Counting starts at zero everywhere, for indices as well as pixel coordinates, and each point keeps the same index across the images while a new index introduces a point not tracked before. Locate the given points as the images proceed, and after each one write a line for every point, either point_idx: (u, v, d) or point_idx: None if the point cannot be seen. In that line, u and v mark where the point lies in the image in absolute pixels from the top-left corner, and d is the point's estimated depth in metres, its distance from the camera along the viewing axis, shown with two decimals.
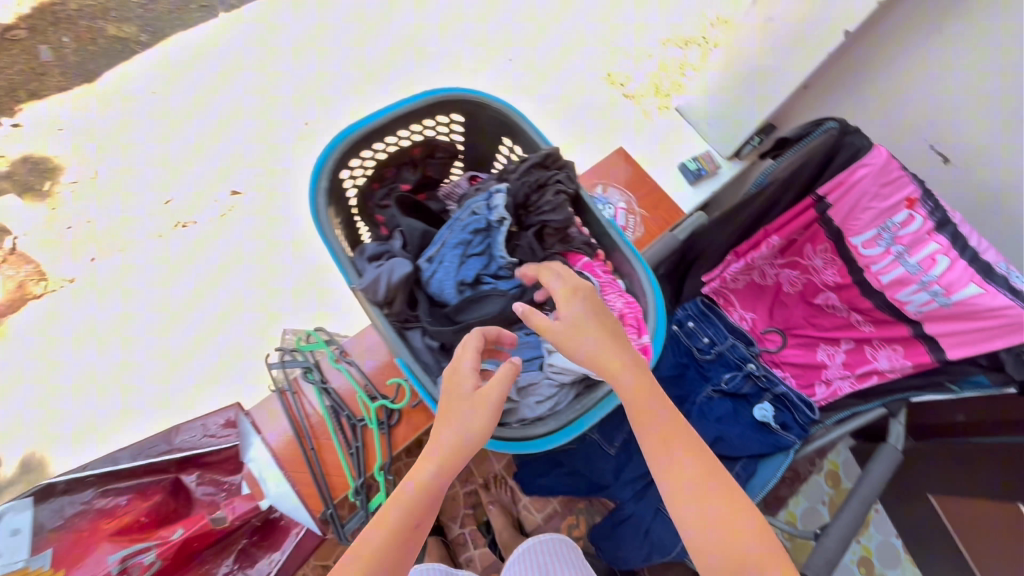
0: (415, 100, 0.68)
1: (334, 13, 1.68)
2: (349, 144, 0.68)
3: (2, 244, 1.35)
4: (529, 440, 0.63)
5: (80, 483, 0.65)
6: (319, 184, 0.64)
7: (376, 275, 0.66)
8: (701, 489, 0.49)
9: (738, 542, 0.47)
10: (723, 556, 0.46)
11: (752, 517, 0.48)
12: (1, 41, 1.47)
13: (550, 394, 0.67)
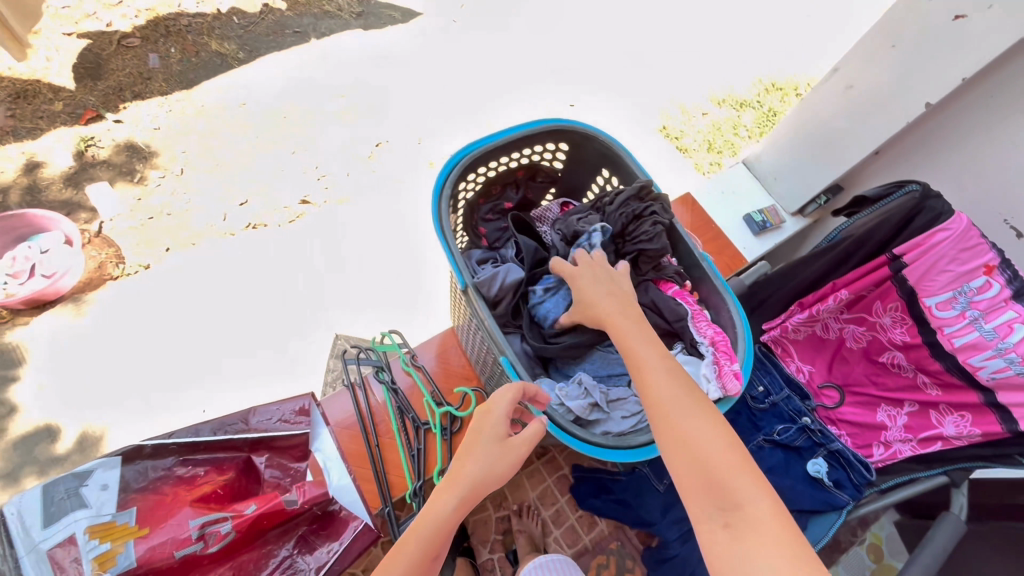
0: (535, 126, 0.77)
1: (415, 48, 1.82)
2: (471, 160, 0.75)
3: (91, 226, 1.45)
4: (629, 449, 0.66)
5: (164, 449, 0.68)
6: (444, 189, 0.72)
7: (493, 275, 0.77)
8: (688, 426, 0.52)
9: (721, 475, 0.48)
10: (708, 489, 0.48)
11: (737, 455, 0.50)
12: (119, 49, 1.68)
13: (635, 411, 0.72)
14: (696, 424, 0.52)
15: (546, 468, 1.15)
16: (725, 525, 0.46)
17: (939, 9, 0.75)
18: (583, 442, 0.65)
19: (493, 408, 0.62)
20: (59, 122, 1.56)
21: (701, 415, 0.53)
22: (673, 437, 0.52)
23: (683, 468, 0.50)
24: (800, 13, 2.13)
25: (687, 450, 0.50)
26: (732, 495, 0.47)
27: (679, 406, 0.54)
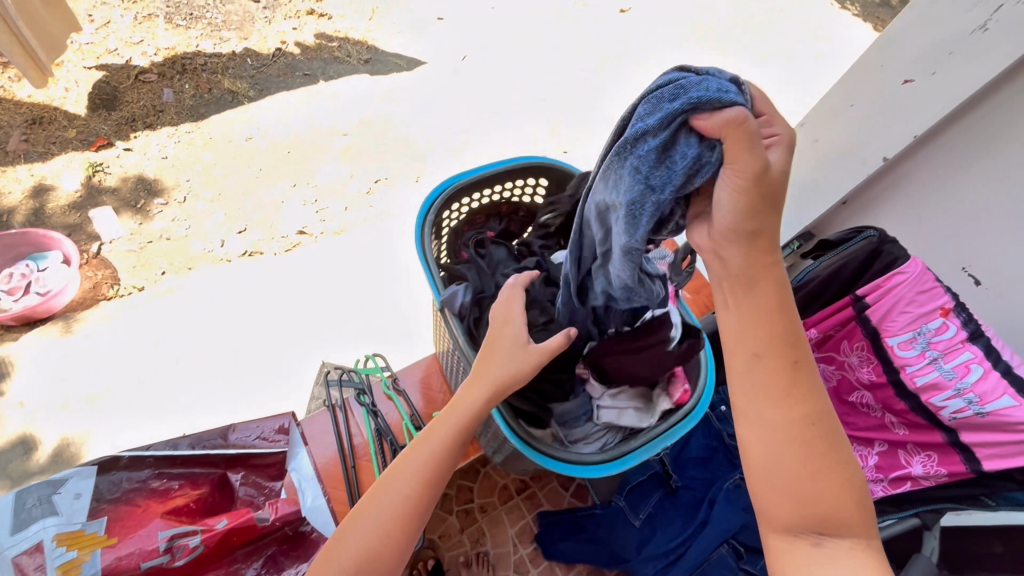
0: (513, 163, 0.84)
1: (418, 93, 1.92)
2: (453, 191, 0.82)
3: (90, 248, 1.50)
4: (588, 466, 0.67)
5: (141, 461, 0.69)
6: (427, 217, 0.79)
7: (456, 291, 0.77)
8: (810, 458, 0.48)
9: (837, 510, 0.47)
10: (814, 521, 0.47)
11: (853, 486, 0.48)
12: (134, 83, 1.77)
13: (598, 436, 0.76)
14: (820, 457, 0.48)
15: (525, 504, 1.14)
16: (818, 545, 0.47)
17: (890, 74, 0.84)
18: (549, 459, 0.67)
19: (511, 318, 0.68)
20: (71, 148, 1.63)
21: (826, 443, 0.48)
22: (791, 468, 0.48)
23: (783, 497, 0.48)
24: (785, 79, 2.27)
25: (800, 478, 0.47)
26: (842, 529, 0.47)
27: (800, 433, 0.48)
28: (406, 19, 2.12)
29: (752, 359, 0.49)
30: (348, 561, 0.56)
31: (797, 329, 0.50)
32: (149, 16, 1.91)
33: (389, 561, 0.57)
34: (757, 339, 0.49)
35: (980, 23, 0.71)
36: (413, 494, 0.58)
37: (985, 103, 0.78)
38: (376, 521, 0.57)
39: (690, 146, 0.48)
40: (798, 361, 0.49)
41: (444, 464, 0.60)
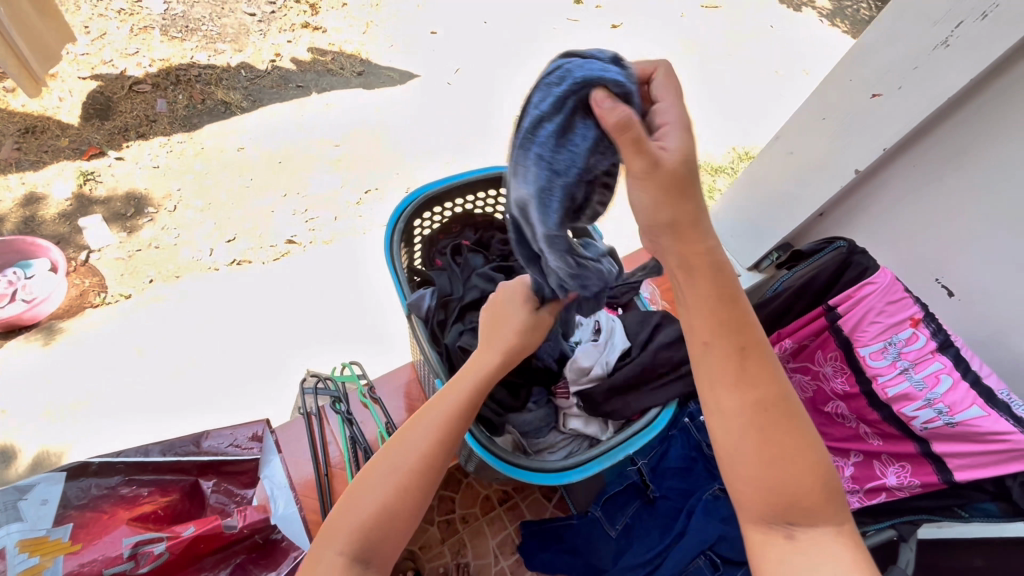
0: (481, 173, 0.88)
1: (411, 104, 1.95)
2: (423, 199, 0.85)
3: (79, 256, 1.50)
4: (570, 471, 0.75)
5: (110, 468, 0.69)
6: (396, 224, 0.83)
7: (421, 295, 0.82)
8: (772, 444, 0.50)
9: (806, 494, 0.49)
10: (785, 507, 0.49)
11: (820, 469, 0.50)
12: (128, 93, 1.79)
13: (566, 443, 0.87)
14: (782, 441, 0.50)
15: (507, 515, 1.14)
16: (790, 537, 0.48)
17: (858, 89, 0.88)
18: (531, 471, 0.74)
19: (503, 319, 0.68)
20: (62, 157, 1.64)
21: (787, 428, 0.51)
22: (754, 455, 0.50)
23: (752, 482, 0.50)
24: (774, 94, 2.29)
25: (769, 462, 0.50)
26: (813, 516, 0.49)
27: (761, 419, 0.50)
28: (399, 33, 2.15)
29: (703, 349, 0.52)
30: (359, 523, 0.52)
31: (745, 317, 0.52)
32: (144, 28, 1.94)
33: (401, 524, 0.53)
34: (707, 329, 0.52)
35: (942, 40, 0.75)
36: (429, 452, 0.56)
37: (951, 117, 0.80)
38: (390, 480, 0.54)
39: (588, 128, 0.54)
40: (748, 348, 0.52)
41: (458, 426, 0.59)
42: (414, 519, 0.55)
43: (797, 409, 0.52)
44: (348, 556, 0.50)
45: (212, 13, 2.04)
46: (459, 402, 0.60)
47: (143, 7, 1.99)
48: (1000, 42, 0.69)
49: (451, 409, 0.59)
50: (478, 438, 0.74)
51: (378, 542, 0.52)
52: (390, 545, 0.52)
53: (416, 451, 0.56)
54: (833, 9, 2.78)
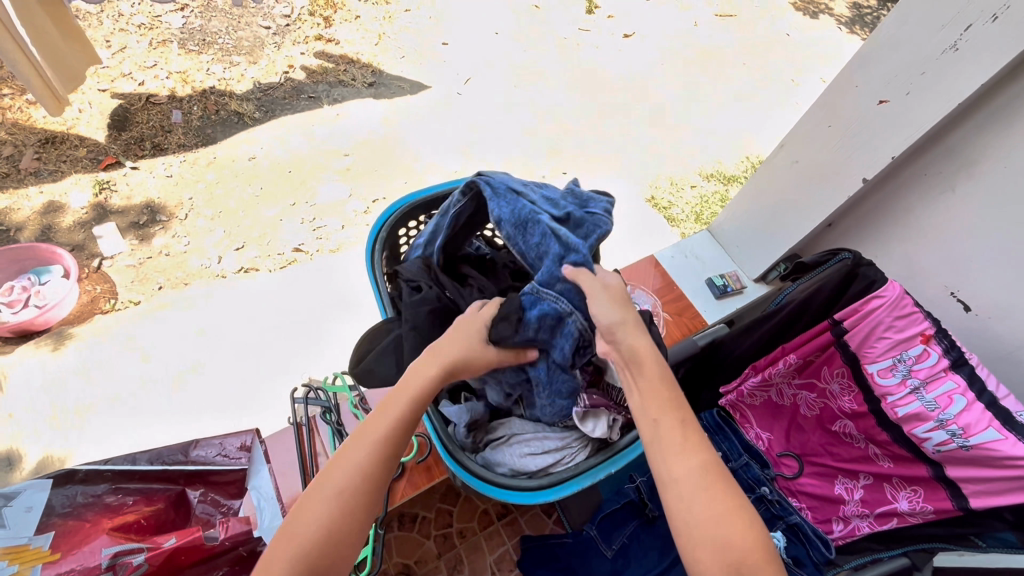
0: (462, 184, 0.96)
1: (420, 115, 1.96)
2: (405, 211, 0.93)
3: (91, 263, 1.53)
4: (548, 488, 0.72)
5: (98, 476, 0.70)
6: (381, 232, 0.89)
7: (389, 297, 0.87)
8: (717, 501, 0.51)
9: (747, 550, 0.49)
10: (728, 560, 0.48)
11: (759, 529, 0.50)
12: (145, 106, 1.84)
13: (540, 444, 0.79)
14: (726, 500, 0.51)
15: (506, 530, 1.11)
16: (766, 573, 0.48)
17: (864, 97, 0.86)
18: (508, 489, 0.71)
19: None
20: (80, 167, 1.68)
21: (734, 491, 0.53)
22: (702, 513, 0.51)
23: (704, 541, 0.50)
24: (789, 102, 2.26)
25: (716, 520, 0.50)
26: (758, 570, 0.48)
27: (706, 483, 0.52)
28: (411, 44, 2.17)
29: (653, 426, 0.58)
30: (297, 552, 0.51)
31: (684, 401, 0.60)
32: (163, 42, 2.00)
33: (344, 548, 0.53)
34: (655, 407, 0.59)
35: (951, 43, 0.72)
36: (367, 470, 0.55)
37: (962, 126, 0.79)
38: (332, 502, 0.53)
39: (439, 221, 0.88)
40: (690, 422, 0.58)
41: (393, 445, 0.58)
42: (357, 540, 0.54)
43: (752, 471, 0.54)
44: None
45: (228, 26, 2.09)
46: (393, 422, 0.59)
47: (163, 21, 2.05)
48: (1009, 47, 0.67)
49: (387, 431, 0.58)
50: (442, 439, 0.75)
51: (324, 571, 0.51)
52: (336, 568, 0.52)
53: (356, 470, 0.55)
54: (852, 16, 2.74)
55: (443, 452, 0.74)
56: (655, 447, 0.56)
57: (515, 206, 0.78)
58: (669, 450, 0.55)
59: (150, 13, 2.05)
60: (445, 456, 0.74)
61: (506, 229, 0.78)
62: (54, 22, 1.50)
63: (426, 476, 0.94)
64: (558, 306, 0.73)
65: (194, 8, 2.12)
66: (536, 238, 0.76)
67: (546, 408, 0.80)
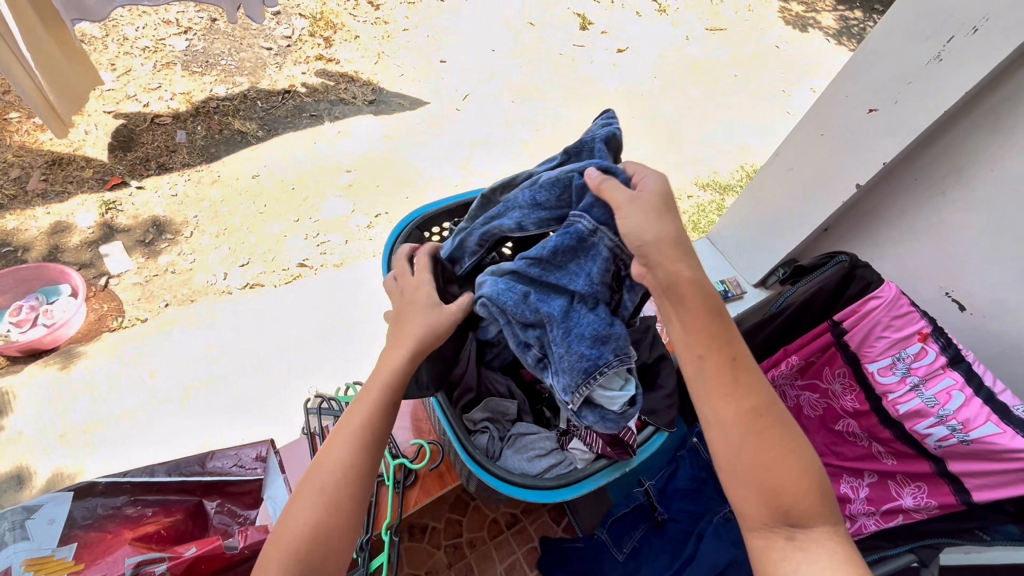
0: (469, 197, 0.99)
1: (421, 130, 2.00)
2: (416, 225, 0.95)
3: (98, 282, 1.55)
4: (567, 487, 0.73)
5: (117, 488, 0.71)
6: (395, 246, 0.91)
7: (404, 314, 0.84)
8: (769, 447, 0.54)
9: (793, 492, 0.52)
10: (774, 503, 0.52)
11: (808, 470, 0.53)
12: (150, 126, 1.87)
13: (551, 449, 0.82)
14: (773, 447, 0.54)
15: (515, 539, 1.12)
16: (790, 538, 0.51)
17: (853, 107, 0.89)
18: (527, 488, 0.72)
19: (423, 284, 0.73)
20: (86, 188, 1.70)
21: (781, 435, 0.55)
22: (750, 457, 0.54)
23: (751, 482, 0.53)
24: (781, 112, 2.31)
25: (765, 463, 0.53)
26: (804, 516, 0.51)
27: (753, 427, 0.54)
28: (410, 63, 2.22)
29: (698, 362, 0.57)
30: (290, 547, 0.55)
31: (733, 335, 0.59)
32: (167, 64, 2.03)
33: (335, 542, 0.56)
34: (702, 343, 0.58)
35: (933, 54, 0.76)
36: (348, 465, 0.59)
37: (950, 133, 0.83)
38: (320, 499, 0.57)
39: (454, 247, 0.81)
40: (739, 361, 0.57)
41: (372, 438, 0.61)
42: (352, 530, 0.58)
43: (791, 425, 0.56)
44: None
45: (231, 48, 2.14)
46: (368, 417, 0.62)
47: (167, 44, 2.09)
48: (991, 55, 0.71)
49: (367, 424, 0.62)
50: (461, 439, 0.76)
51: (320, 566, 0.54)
52: (336, 557, 0.56)
53: (337, 465, 0.59)
54: (839, 28, 2.82)
55: (463, 454, 0.74)
56: (703, 387, 0.57)
57: (517, 202, 0.73)
58: (717, 393, 0.56)
59: (154, 36, 2.09)
60: (467, 458, 0.74)
61: (537, 219, 0.72)
62: (58, 45, 1.53)
63: (438, 484, 0.95)
64: (580, 227, 0.67)
65: (197, 30, 2.16)
66: (552, 192, 0.70)
67: (563, 357, 0.66)
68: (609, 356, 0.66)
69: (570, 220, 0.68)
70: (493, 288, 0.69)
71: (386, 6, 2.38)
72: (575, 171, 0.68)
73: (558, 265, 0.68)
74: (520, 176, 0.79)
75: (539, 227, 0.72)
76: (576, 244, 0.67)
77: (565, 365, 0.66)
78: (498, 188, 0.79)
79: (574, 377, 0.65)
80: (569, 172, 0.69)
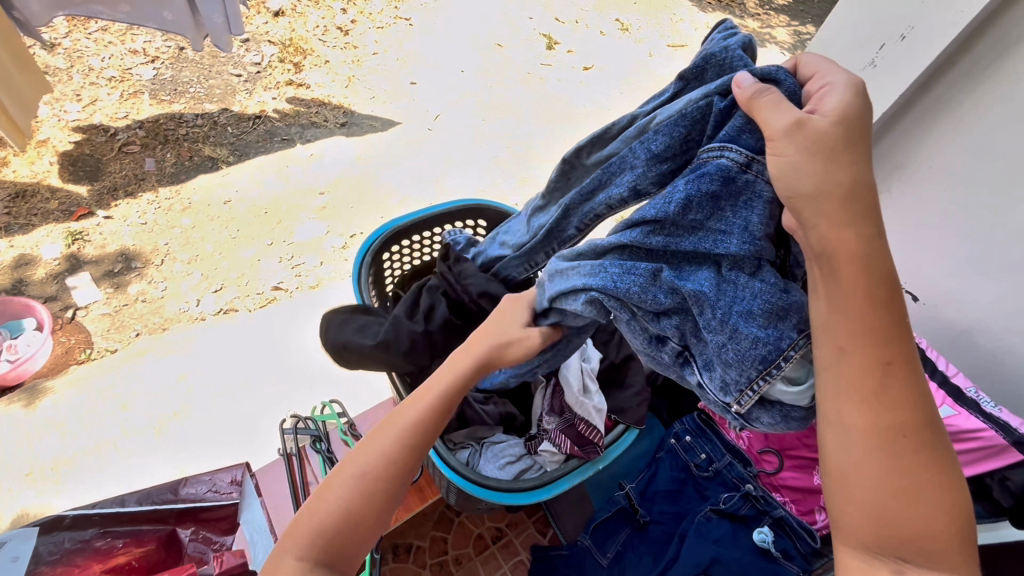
0: (440, 210, 1.05)
1: (394, 149, 2.02)
2: (389, 236, 1.01)
3: (65, 314, 1.52)
4: (542, 487, 0.76)
5: (86, 520, 0.69)
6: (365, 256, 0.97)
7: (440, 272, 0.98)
8: (902, 468, 0.51)
9: (915, 521, 0.51)
10: (885, 526, 0.52)
11: (943, 503, 0.51)
12: (117, 154, 1.85)
13: (518, 454, 0.84)
14: (906, 468, 0.51)
15: (502, 553, 1.11)
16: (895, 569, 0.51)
17: None
18: (503, 491, 0.74)
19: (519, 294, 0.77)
20: (51, 219, 1.67)
21: (921, 464, 0.51)
22: (877, 476, 0.51)
23: (866, 501, 0.52)
24: None
25: (892, 484, 0.51)
26: (922, 547, 0.51)
27: (891, 442, 0.51)
28: (381, 85, 2.24)
29: (837, 354, 0.52)
30: (318, 526, 0.59)
31: (894, 329, 0.51)
32: (134, 93, 2.02)
33: (359, 534, 0.60)
34: (846, 333, 0.51)
35: (865, 61, 0.84)
36: (389, 455, 0.63)
37: (892, 131, 0.88)
38: (352, 487, 0.61)
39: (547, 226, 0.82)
40: (892, 363, 0.51)
41: (421, 434, 0.65)
42: (375, 526, 0.62)
43: (937, 446, 0.52)
44: (308, 561, 0.58)
45: (200, 75, 2.14)
46: (419, 417, 0.65)
47: (134, 74, 2.08)
48: (922, 58, 0.77)
49: (408, 429, 0.64)
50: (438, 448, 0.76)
51: (340, 551, 0.59)
52: (352, 547, 0.60)
53: (379, 459, 0.62)
54: (794, 42, 2.95)
55: (438, 462, 0.75)
56: (831, 374, 0.52)
57: (632, 159, 0.70)
58: (852, 409, 0.51)
59: (120, 66, 2.08)
60: (442, 466, 0.75)
61: (658, 173, 0.68)
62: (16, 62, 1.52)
63: (419, 497, 0.98)
64: (724, 162, 0.60)
65: (164, 59, 2.15)
66: (665, 135, 0.66)
67: (727, 344, 0.57)
68: (791, 333, 0.56)
69: (705, 159, 0.61)
70: (606, 278, 0.63)
71: (355, 31, 2.42)
72: (701, 99, 0.63)
73: (692, 228, 0.61)
74: (617, 124, 0.75)
75: (659, 183, 0.68)
76: (720, 188, 0.59)
77: (733, 355, 0.56)
78: (591, 144, 0.78)
79: (748, 368, 0.56)
80: (705, 98, 0.63)
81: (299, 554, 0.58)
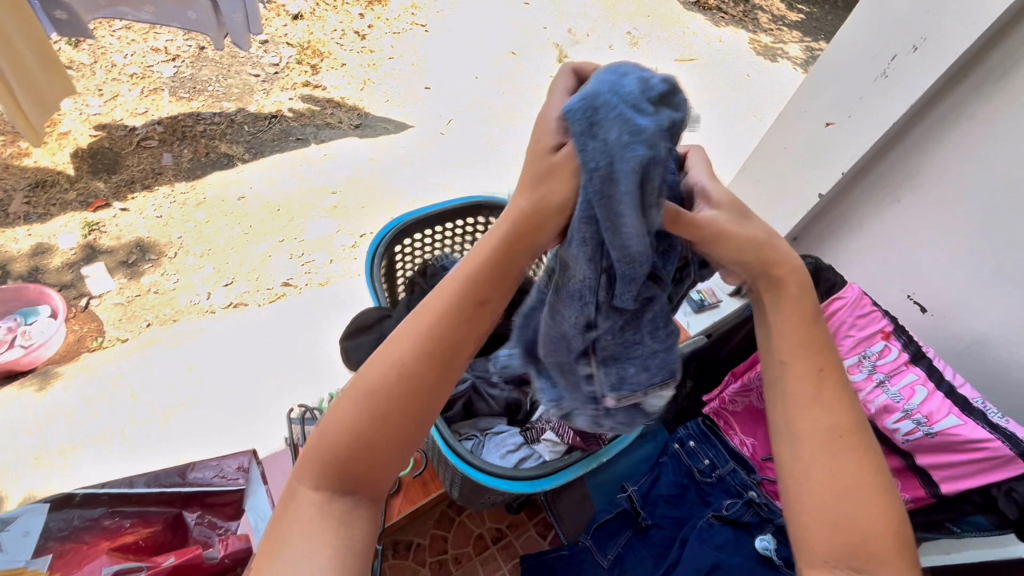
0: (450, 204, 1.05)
1: (405, 152, 2.04)
2: (398, 231, 1.01)
3: (78, 303, 1.54)
4: (549, 474, 0.77)
5: (95, 499, 0.72)
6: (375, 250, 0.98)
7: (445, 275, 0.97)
8: (849, 475, 0.52)
9: (867, 530, 0.51)
10: (842, 535, 0.51)
11: (891, 513, 0.52)
12: (136, 148, 1.89)
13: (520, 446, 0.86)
14: (852, 475, 0.52)
15: (501, 555, 1.11)
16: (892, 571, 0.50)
17: (813, 121, 0.97)
18: (506, 478, 0.75)
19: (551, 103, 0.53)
20: (70, 209, 1.71)
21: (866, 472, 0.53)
22: (828, 481, 0.53)
23: (823, 509, 0.52)
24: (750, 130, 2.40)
25: (843, 490, 0.52)
26: (876, 559, 0.50)
27: (836, 447, 0.53)
28: (395, 89, 2.28)
29: (781, 367, 0.57)
30: (334, 451, 0.54)
31: (824, 344, 0.57)
32: (155, 90, 2.06)
33: (381, 451, 0.54)
34: (788, 347, 0.57)
35: (880, 72, 0.85)
36: (405, 365, 0.54)
37: (902, 142, 0.89)
38: (359, 403, 0.54)
39: None
40: (826, 372, 0.56)
41: (443, 339, 0.55)
42: (397, 447, 0.55)
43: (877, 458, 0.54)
44: (324, 491, 0.53)
45: (219, 74, 2.18)
46: (429, 328, 0.55)
47: (155, 71, 2.12)
48: (932, 71, 0.78)
49: (428, 330, 0.55)
50: (445, 435, 0.77)
51: (354, 470, 0.54)
52: (373, 465, 0.54)
53: (393, 372, 0.54)
54: (806, 58, 2.97)
55: (444, 448, 0.75)
56: (788, 382, 0.56)
57: None
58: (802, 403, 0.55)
59: (142, 63, 2.13)
60: (448, 450, 0.75)
61: None
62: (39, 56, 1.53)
63: (421, 490, 1.00)
64: None
65: (185, 58, 2.20)
66: None
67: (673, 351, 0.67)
68: None
69: None
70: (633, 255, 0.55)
71: (372, 36, 2.46)
72: None
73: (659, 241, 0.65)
74: None
75: None
76: None
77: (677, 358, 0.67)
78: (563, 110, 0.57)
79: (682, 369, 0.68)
80: None
81: (315, 484, 0.54)
